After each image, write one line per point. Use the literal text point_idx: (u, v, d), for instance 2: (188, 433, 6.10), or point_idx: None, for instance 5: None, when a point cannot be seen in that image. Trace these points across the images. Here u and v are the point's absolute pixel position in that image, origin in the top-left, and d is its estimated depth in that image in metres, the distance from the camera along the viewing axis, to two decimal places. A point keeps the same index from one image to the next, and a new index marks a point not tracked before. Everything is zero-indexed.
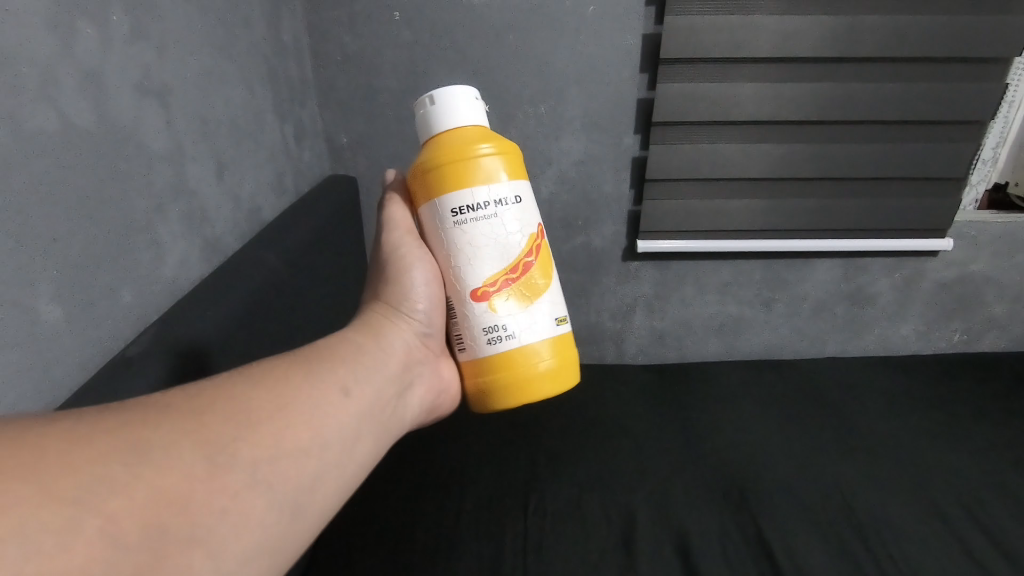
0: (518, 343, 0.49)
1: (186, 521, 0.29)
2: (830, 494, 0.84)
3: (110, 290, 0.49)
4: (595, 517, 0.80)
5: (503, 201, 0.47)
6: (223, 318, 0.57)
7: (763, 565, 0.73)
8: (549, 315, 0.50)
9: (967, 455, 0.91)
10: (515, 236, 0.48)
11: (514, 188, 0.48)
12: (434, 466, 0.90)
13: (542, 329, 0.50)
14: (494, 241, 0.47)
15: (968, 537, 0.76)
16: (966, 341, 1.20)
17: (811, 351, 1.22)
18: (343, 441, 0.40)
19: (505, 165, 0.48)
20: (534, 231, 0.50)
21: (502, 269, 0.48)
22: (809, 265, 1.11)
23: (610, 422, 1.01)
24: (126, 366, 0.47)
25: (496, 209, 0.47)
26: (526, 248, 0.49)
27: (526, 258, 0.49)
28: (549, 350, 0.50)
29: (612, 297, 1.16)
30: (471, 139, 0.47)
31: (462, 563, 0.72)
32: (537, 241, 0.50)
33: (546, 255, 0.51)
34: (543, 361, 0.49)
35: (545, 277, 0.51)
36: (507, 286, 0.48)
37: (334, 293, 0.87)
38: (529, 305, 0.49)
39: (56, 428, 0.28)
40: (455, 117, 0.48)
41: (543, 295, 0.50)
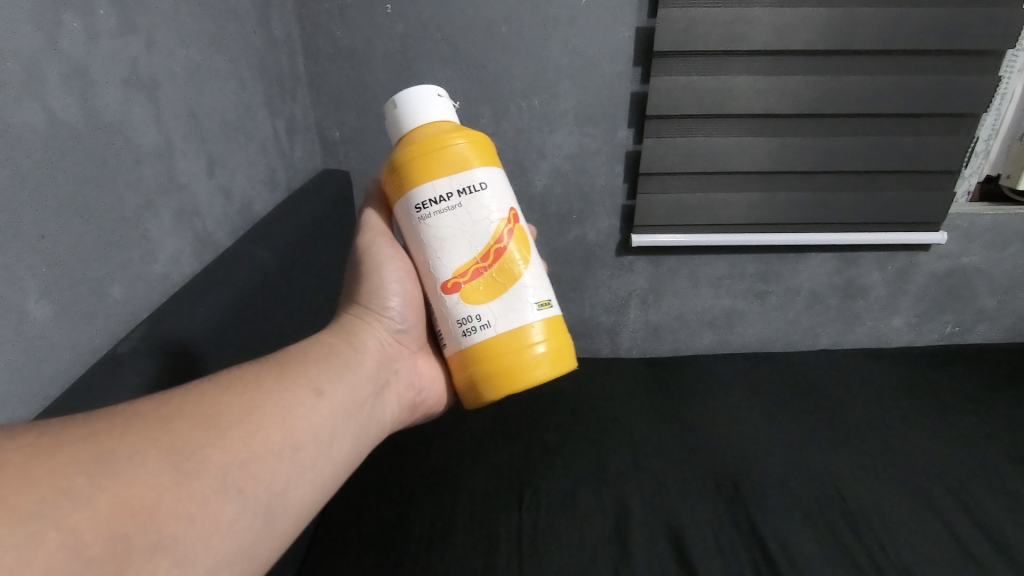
0: (494, 332, 0.48)
1: (151, 530, 0.29)
2: (821, 486, 0.84)
3: (100, 287, 0.49)
4: (588, 510, 0.80)
5: (469, 189, 0.47)
6: (214, 315, 0.57)
7: (755, 554, 0.74)
8: (529, 299, 0.49)
9: (959, 446, 0.92)
10: (482, 224, 0.48)
11: (480, 176, 0.48)
12: (428, 461, 0.90)
13: (522, 315, 0.49)
14: (461, 231, 0.48)
15: (959, 527, 0.77)
16: (958, 333, 1.21)
17: (804, 344, 1.23)
18: (317, 443, 0.40)
19: (470, 154, 0.48)
20: (504, 216, 0.49)
21: (472, 257, 0.48)
22: (802, 259, 1.12)
23: (603, 415, 1.01)
24: (120, 363, 0.47)
25: (460, 199, 0.47)
26: (496, 235, 0.49)
27: (495, 245, 0.48)
28: (529, 335, 0.49)
29: (606, 290, 1.16)
30: (432, 134, 0.48)
31: (456, 554, 0.73)
32: (506, 225, 0.49)
33: (521, 240, 0.50)
34: (524, 347, 0.48)
35: (521, 260, 0.50)
36: (478, 276, 0.48)
37: (327, 287, 0.87)
38: (504, 292, 0.49)
39: (17, 442, 0.28)
40: (416, 116, 0.49)
41: (519, 280, 0.49)
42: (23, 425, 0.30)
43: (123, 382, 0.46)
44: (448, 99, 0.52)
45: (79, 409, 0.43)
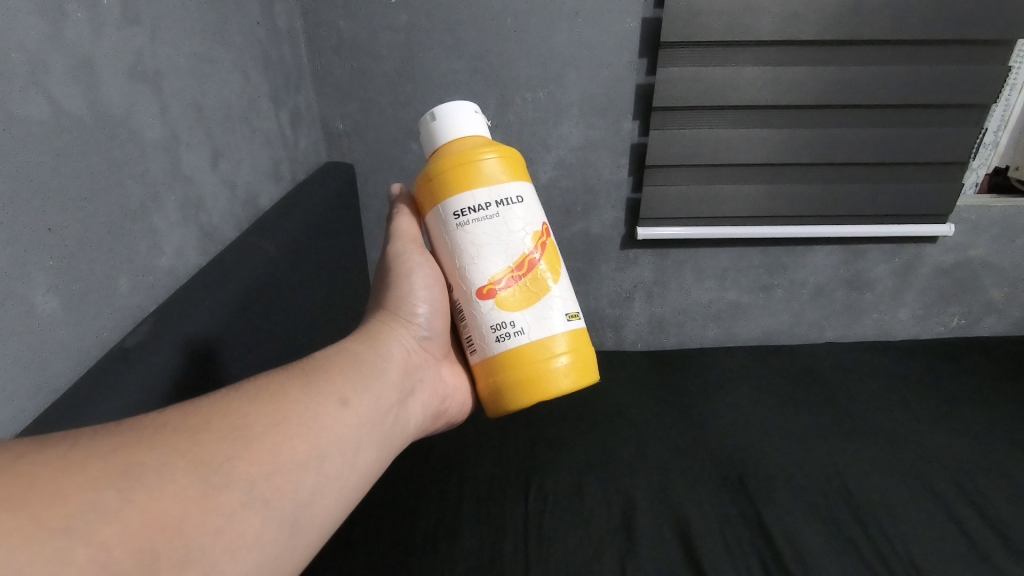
0: (528, 339, 0.48)
1: (178, 544, 0.29)
2: (828, 478, 0.84)
3: (107, 280, 0.49)
4: (595, 501, 0.81)
5: (506, 200, 0.48)
6: (221, 311, 0.57)
7: (762, 546, 0.74)
8: (559, 310, 0.50)
9: (966, 440, 0.91)
10: (517, 235, 0.48)
11: (516, 189, 0.49)
12: (434, 454, 0.90)
13: (552, 325, 0.49)
14: (498, 240, 0.48)
15: (966, 520, 0.77)
16: (964, 326, 1.20)
17: (810, 337, 1.22)
18: (342, 453, 0.40)
19: (504, 167, 0.49)
20: (539, 229, 0.50)
21: (508, 265, 0.48)
22: (809, 251, 1.11)
23: (609, 408, 1.01)
24: (130, 356, 0.48)
25: (498, 209, 0.48)
26: (531, 247, 0.49)
27: (531, 255, 0.49)
28: (562, 343, 0.49)
29: (611, 283, 1.16)
30: (473, 145, 0.49)
31: (463, 545, 0.74)
32: (541, 238, 0.50)
33: (552, 253, 0.51)
34: (557, 355, 0.48)
35: (553, 272, 0.50)
36: (513, 284, 0.48)
37: (331, 280, 0.86)
38: (538, 300, 0.49)
39: (48, 455, 0.29)
40: (456, 128, 0.50)
41: (550, 291, 0.50)
42: (53, 434, 0.30)
43: (132, 374, 0.46)
44: (481, 115, 0.53)
45: (89, 401, 0.43)
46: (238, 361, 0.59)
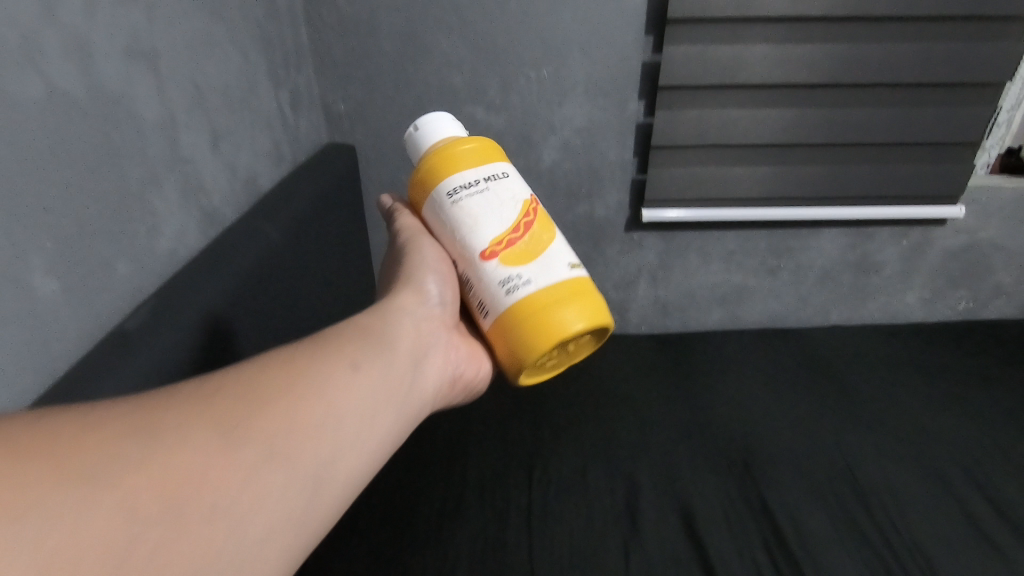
0: (536, 287, 0.47)
1: (199, 497, 0.29)
2: (833, 462, 0.84)
3: (106, 263, 0.49)
4: (599, 484, 0.81)
5: (493, 174, 0.50)
6: (217, 296, 0.55)
7: (766, 533, 0.74)
8: (561, 260, 0.50)
9: (972, 423, 0.91)
10: (510, 200, 0.50)
11: (499, 167, 0.51)
12: (437, 437, 0.90)
13: (557, 273, 0.49)
14: (492, 207, 0.49)
15: (970, 503, 0.77)
16: (973, 309, 1.19)
17: (816, 320, 1.21)
18: (361, 416, 0.39)
19: (485, 151, 0.52)
20: (528, 197, 0.51)
21: (507, 227, 0.49)
22: (816, 233, 1.10)
23: (613, 390, 1.01)
24: (128, 342, 0.47)
25: (486, 183, 0.50)
26: (523, 209, 0.50)
27: (526, 216, 0.50)
28: (570, 288, 0.48)
29: (616, 266, 1.14)
30: (455, 142, 0.52)
31: (467, 528, 0.74)
32: (532, 203, 0.51)
33: (545, 216, 0.52)
34: (566, 298, 0.48)
35: (549, 231, 0.51)
36: (514, 242, 0.49)
37: (333, 264, 0.85)
38: (540, 254, 0.49)
39: (70, 415, 0.29)
40: (437, 131, 0.53)
41: (550, 245, 0.50)
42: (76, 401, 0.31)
43: (122, 366, 0.45)
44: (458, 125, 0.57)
45: (75, 397, 0.42)
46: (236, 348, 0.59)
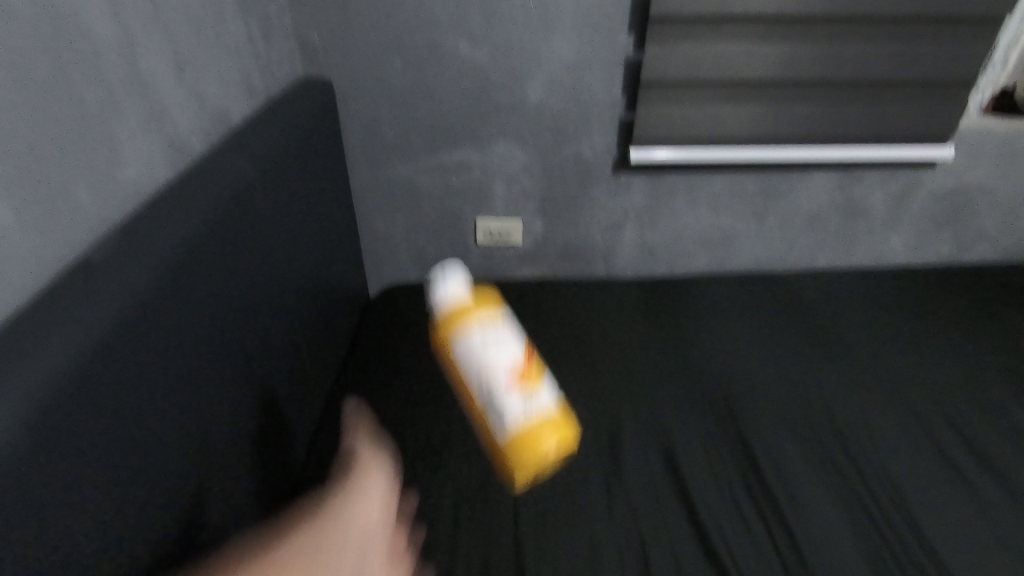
0: (520, 414, 0.47)
1: None
2: (813, 402, 0.86)
3: (65, 190, 0.46)
4: (583, 424, 0.81)
5: (491, 336, 0.51)
6: (188, 235, 0.54)
7: (745, 468, 0.75)
8: (544, 392, 0.49)
9: (948, 362, 0.93)
10: (506, 350, 0.51)
11: (501, 325, 0.53)
12: (422, 380, 0.90)
13: (541, 399, 0.49)
14: (490, 356, 0.50)
15: (943, 439, 0.80)
16: (956, 253, 1.20)
17: (801, 264, 1.21)
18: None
19: (489, 312, 0.54)
20: (525, 347, 0.52)
21: (501, 369, 0.49)
22: (805, 176, 1.09)
23: (598, 333, 1.00)
24: (88, 284, 0.46)
25: (489, 338, 0.51)
26: (519, 355, 0.51)
27: (518, 362, 0.50)
28: (547, 415, 0.48)
29: (603, 209, 1.12)
30: (465, 303, 0.55)
31: (451, 467, 0.75)
32: (528, 351, 0.52)
33: (540, 363, 0.52)
34: (542, 422, 0.47)
35: (542, 376, 0.51)
36: (505, 389, 0.48)
37: (306, 203, 0.82)
38: (528, 387, 0.49)
39: None
40: (449, 291, 0.56)
41: (539, 382, 0.50)
42: None
43: (80, 307, 0.44)
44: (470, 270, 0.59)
45: (26, 338, 0.41)
46: (208, 289, 0.57)
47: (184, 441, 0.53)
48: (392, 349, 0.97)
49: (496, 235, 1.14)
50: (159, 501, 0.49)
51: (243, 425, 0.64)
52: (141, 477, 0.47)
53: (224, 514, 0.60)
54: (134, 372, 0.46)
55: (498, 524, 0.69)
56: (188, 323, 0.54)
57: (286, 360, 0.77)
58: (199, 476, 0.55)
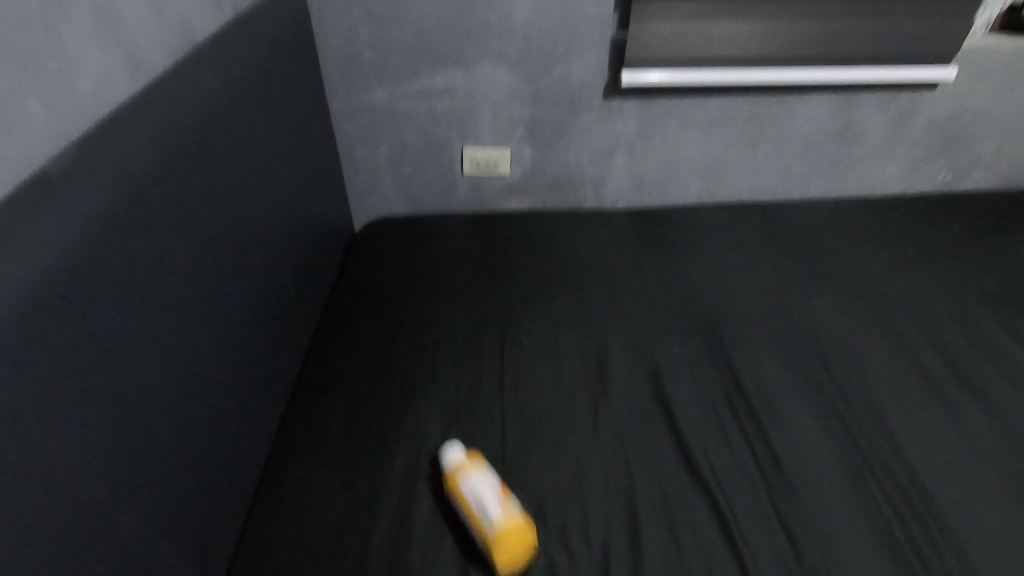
0: (499, 521, 0.58)
1: None
2: (800, 326, 0.86)
3: (14, 95, 0.44)
4: (570, 350, 0.82)
5: (482, 484, 0.61)
6: (146, 158, 0.51)
7: (729, 389, 0.76)
8: (515, 508, 0.60)
9: (935, 287, 0.93)
10: (490, 491, 0.61)
11: (487, 474, 0.63)
12: (409, 310, 0.89)
13: (512, 512, 0.59)
14: (479, 494, 0.60)
15: (924, 359, 0.80)
16: (950, 181, 1.19)
17: (793, 194, 1.19)
18: None
19: (479, 467, 0.64)
20: (503, 488, 0.62)
21: (486, 504, 0.60)
22: (802, 99, 1.05)
23: (587, 261, 0.99)
24: (47, 199, 0.44)
25: (478, 480, 0.62)
26: (500, 496, 0.61)
27: (501, 502, 0.60)
28: (519, 529, 0.58)
29: (592, 137, 1.08)
30: (461, 462, 0.65)
31: (438, 392, 0.76)
32: (506, 492, 0.62)
33: (511, 493, 0.63)
34: (516, 533, 0.58)
35: (518, 512, 0.61)
36: (489, 518, 0.58)
37: (278, 127, 0.79)
38: (506, 510, 0.59)
39: None
40: (449, 454, 0.66)
41: (513, 506, 0.60)
42: None
43: (37, 221, 0.42)
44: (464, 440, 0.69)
45: None
46: (173, 213, 0.55)
47: (157, 367, 0.52)
48: (377, 280, 0.96)
49: (482, 165, 1.10)
50: (134, 423, 0.49)
51: (224, 353, 0.64)
52: (114, 397, 0.47)
53: (209, 437, 0.61)
54: (97, 293, 0.45)
55: (484, 446, 0.70)
56: (154, 247, 0.52)
57: (269, 289, 0.76)
58: (177, 401, 0.55)
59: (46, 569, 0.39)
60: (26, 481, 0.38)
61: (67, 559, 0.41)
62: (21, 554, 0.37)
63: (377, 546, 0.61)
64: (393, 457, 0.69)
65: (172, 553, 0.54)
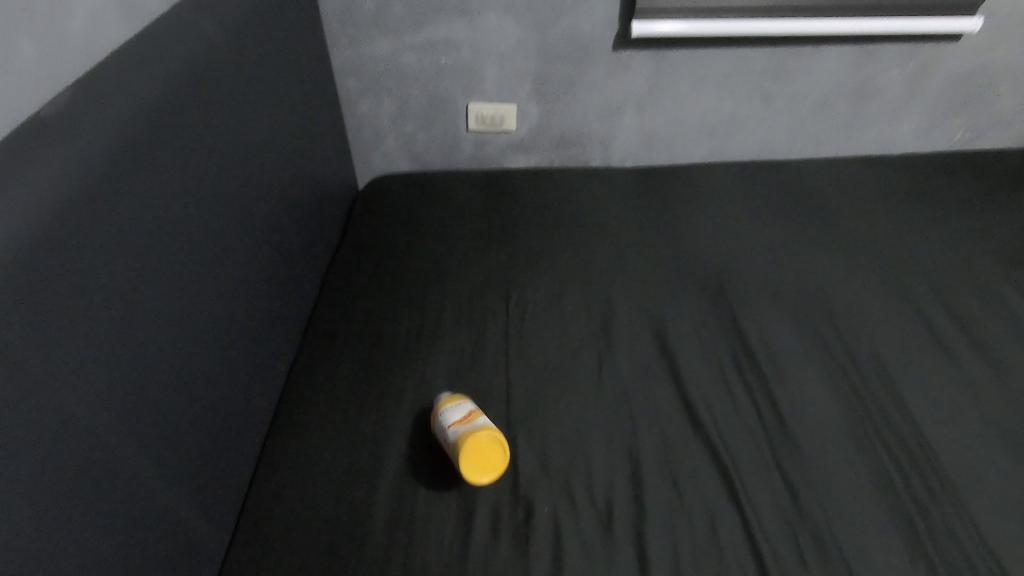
0: (458, 434, 0.61)
1: None
2: (807, 285, 0.85)
3: (9, 41, 0.43)
4: (575, 308, 0.81)
5: (449, 407, 0.65)
6: (141, 106, 0.50)
7: (735, 346, 0.76)
8: (476, 421, 0.63)
9: (947, 245, 0.91)
10: (453, 411, 0.64)
11: (456, 398, 0.66)
12: (413, 267, 0.89)
13: (472, 425, 0.62)
14: (445, 416, 0.64)
15: (932, 316, 0.80)
16: (968, 139, 1.15)
17: (805, 152, 1.16)
18: None
19: (450, 395, 0.67)
20: (469, 407, 0.65)
21: (449, 422, 0.63)
22: (818, 53, 1.02)
23: (593, 219, 0.98)
24: (46, 142, 0.44)
25: (445, 405, 0.65)
26: (462, 412, 0.64)
27: (462, 417, 0.63)
28: (478, 437, 0.61)
29: (601, 92, 1.05)
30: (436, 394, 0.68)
31: (443, 348, 0.76)
32: (470, 409, 0.65)
33: (480, 410, 0.65)
34: (474, 438, 0.60)
35: (483, 424, 0.63)
36: (452, 432, 0.62)
37: (277, 78, 0.76)
38: (466, 424, 0.62)
39: None
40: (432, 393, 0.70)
41: (475, 421, 0.63)
42: None
43: (38, 164, 0.42)
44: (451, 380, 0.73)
45: None
46: (171, 162, 0.54)
47: (160, 317, 0.52)
48: (381, 237, 0.95)
49: (488, 121, 1.08)
50: (139, 373, 0.49)
51: (226, 306, 0.64)
52: (118, 345, 0.47)
53: (214, 390, 0.61)
54: (93, 243, 0.44)
55: (489, 401, 0.70)
56: (153, 196, 0.51)
57: (272, 246, 0.75)
58: (181, 351, 0.55)
59: (58, 508, 0.40)
60: (32, 426, 0.38)
61: (80, 501, 0.42)
62: (31, 494, 0.38)
63: (383, 495, 0.62)
64: (399, 410, 0.70)
65: (183, 499, 0.55)
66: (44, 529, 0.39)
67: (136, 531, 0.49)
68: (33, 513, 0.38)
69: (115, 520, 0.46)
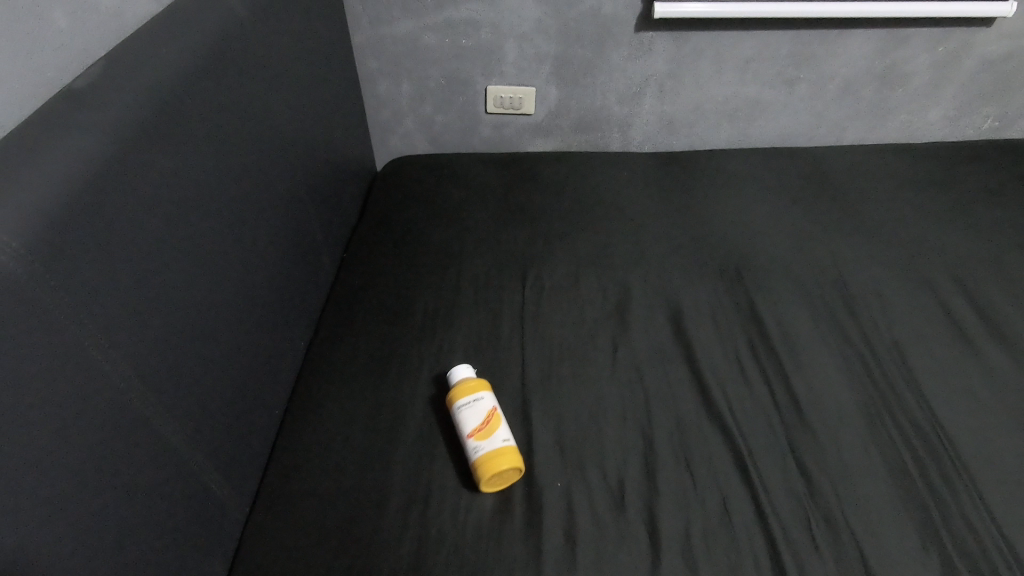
0: (480, 450, 0.60)
1: None
2: (825, 271, 0.84)
3: (39, 10, 0.44)
4: (591, 290, 0.81)
5: (470, 411, 0.63)
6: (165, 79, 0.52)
7: (751, 331, 0.76)
8: (498, 436, 0.61)
9: (970, 234, 0.90)
10: (474, 418, 0.62)
11: (477, 401, 0.64)
12: (431, 247, 0.89)
13: (494, 442, 0.61)
14: (465, 422, 0.63)
15: (952, 304, 0.79)
16: (997, 127, 1.13)
17: (828, 139, 1.15)
18: None
19: (470, 395, 0.65)
20: (490, 414, 0.63)
21: (471, 431, 0.62)
22: (844, 37, 1.00)
23: (610, 202, 0.98)
24: (76, 111, 0.45)
25: (466, 408, 0.64)
26: (485, 422, 0.62)
27: (484, 429, 0.62)
28: (500, 455, 0.60)
29: (621, 75, 1.05)
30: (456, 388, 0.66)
31: (459, 327, 0.77)
32: (492, 417, 0.63)
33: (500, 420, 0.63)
34: (496, 458, 0.59)
35: (504, 436, 0.62)
36: (473, 445, 0.61)
37: (298, 57, 0.77)
38: (488, 438, 0.61)
39: None
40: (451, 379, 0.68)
41: (496, 435, 0.61)
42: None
43: (68, 133, 0.44)
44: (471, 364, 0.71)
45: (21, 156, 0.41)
46: (195, 137, 0.55)
47: (183, 288, 0.53)
48: (399, 218, 0.96)
49: (506, 103, 1.08)
50: (162, 343, 0.50)
51: (247, 281, 0.65)
52: (144, 312, 0.48)
53: (234, 363, 0.62)
54: (119, 210, 0.46)
55: (505, 381, 0.71)
56: (178, 169, 0.53)
57: (291, 223, 0.76)
58: (204, 323, 0.56)
59: (84, 470, 0.42)
60: (59, 388, 0.40)
61: (105, 463, 0.44)
62: (58, 453, 0.40)
63: (399, 470, 0.63)
64: (415, 388, 0.71)
65: (204, 466, 0.57)
66: (70, 490, 0.40)
67: (161, 494, 0.50)
68: (59, 474, 0.40)
69: (140, 483, 0.48)
